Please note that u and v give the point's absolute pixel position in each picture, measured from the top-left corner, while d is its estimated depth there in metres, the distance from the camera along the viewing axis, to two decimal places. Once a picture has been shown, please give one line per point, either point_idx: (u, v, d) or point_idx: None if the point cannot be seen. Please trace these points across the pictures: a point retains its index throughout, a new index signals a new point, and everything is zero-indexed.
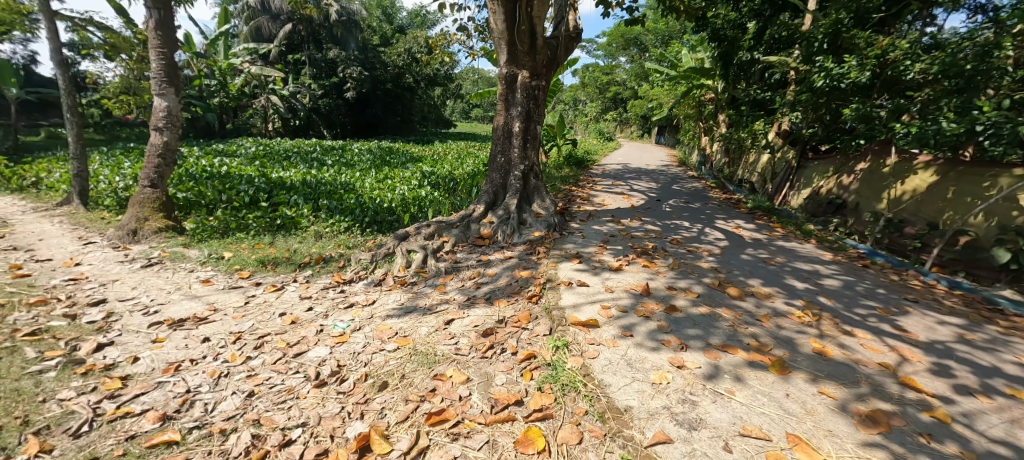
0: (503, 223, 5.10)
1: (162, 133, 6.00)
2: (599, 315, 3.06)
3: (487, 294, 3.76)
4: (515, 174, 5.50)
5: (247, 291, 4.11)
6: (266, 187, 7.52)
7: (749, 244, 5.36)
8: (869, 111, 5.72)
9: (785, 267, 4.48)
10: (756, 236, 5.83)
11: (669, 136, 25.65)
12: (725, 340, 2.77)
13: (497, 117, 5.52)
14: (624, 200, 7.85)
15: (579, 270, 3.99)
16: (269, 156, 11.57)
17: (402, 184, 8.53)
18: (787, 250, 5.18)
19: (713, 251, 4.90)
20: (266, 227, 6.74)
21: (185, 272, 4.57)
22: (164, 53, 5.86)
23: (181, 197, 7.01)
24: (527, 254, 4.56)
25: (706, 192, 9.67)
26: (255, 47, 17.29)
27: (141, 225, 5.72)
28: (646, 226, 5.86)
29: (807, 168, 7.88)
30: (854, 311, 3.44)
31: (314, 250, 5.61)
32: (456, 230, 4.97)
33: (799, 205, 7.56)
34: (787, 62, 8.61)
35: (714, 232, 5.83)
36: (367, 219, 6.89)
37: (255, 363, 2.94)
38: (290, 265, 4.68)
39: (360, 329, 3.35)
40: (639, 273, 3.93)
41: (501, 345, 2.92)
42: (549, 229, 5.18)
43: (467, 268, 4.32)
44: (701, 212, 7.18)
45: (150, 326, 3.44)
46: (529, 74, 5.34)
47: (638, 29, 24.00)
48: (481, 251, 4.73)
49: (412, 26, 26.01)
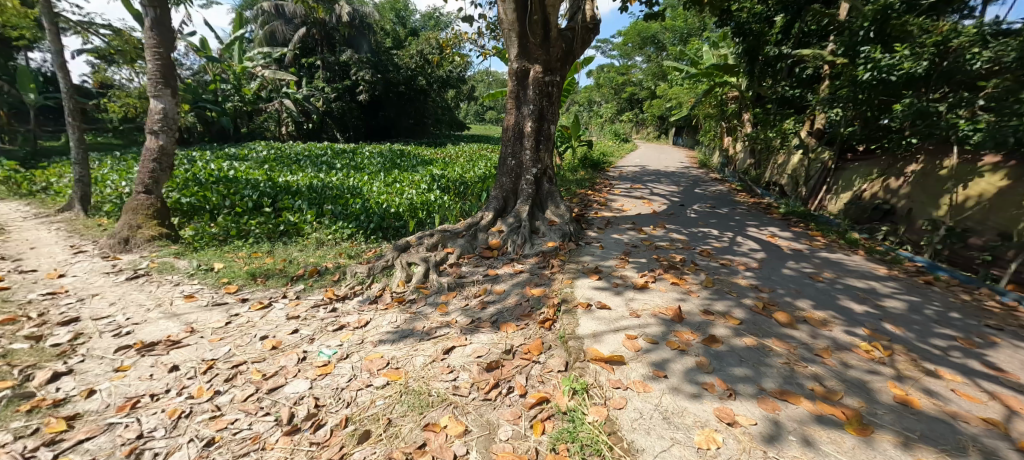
0: (514, 233, 4.64)
1: (158, 136, 5.69)
2: (624, 347, 2.59)
3: (493, 316, 3.31)
4: (526, 178, 5.05)
5: (231, 309, 3.73)
6: (271, 192, 7.21)
7: (790, 256, 4.80)
8: (926, 106, 5.10)
9: (836, 284, 3.95)
10: (796, 246, 5.25)
11: (687, 137, 24.98)
12: (781, 383, 2.30)
13: (507, 116, 5.08)
14: (645, 205, 7.32)
15: (599, 287, 3.51)
16: (279, 159, 11.35)
17: (410, 188, 8.15)
18: (834, 263, 4.61)
19: (750, 264, 4.37)
20: (268, 234, 6.44)
21: (170, 286, 4.22)
22: (160, 53, 5.55)
23: (186, 202, 6.71)
24: (540, 268, 4.11)
25: (732, 196, 9.04)
26: (269, 51, 17.37)
27: (134, 233, 5.40)
28: (671, 234, 5.35)
29: (847, 170, 7.26)
30: (930, 343, 2.93)
31: (312, 261, 5.25)
32: (462, 240, 4.53)
33: (839, 210, 6.93)
34: (823, 56, 7.99)
35: (747, 241, 5.28)
36: (372, 225, 6.54)
37: (223, 401, 2.55)
38: (282, 278, 4.31)
39: (347, 357, 2.93)
40: (668, 293, 3.44)
41: (507, 383, 2.49)
42: (564, 239, 4.70)
43: (473, 284, 3.88)
44: (731, 219, 6.62)
45: (117, 352, 3.05)
46: (542, 68, 4.88)
47: (655, 27, 23.44)
48: (489, 264, 4.28)
49: (426, 28, 25.86)
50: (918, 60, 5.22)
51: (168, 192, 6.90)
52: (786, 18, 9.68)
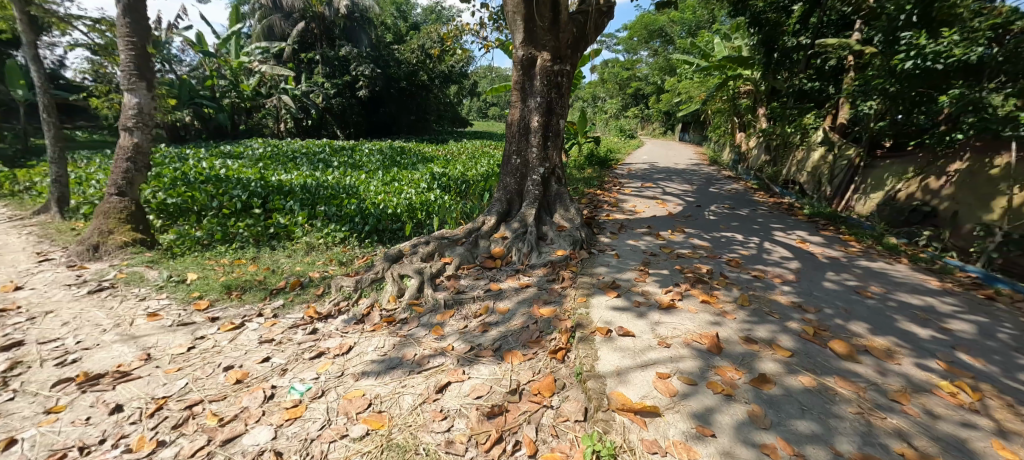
0: (519, 240, 4.17)
1: (133, 133, 5.22)
2: (657, 391, 2.14)
3: (496, 342, 2.84)
4: (532, 179, 4.58)
5: (197, 331, 3.27)
6: (262, 191, 6.76)
7: (827, 265, 4.31)
8: (977, 97, 4.63)
9: (888, 301, 3.47)
10: (831, 254, 4.75)
11: (693, 133, 24.33)
12: (859, 444, 1.87)
13: (512, 110, 4.59)
14: (659, 206, 6.82)
15: (619, 307, 3.03)
16: (275, 157, 10.92)
17: (409, 187, 7.69)
18: (878, 275, 4.12)
19: (786, 275, 3.89)
20: (256, 237, 6.01)
21: (135, 301, 3.76)
22: (133, 42, 5.07)
23: (171, 203, 6.25)
24: (549, 281, 3.63)
25: (750, 196, 8.51)
26: (267, 46, 17.05)
27: (104, 239, 4.93)
28: (692, 240, 4.86)
29: (878, 168, 6.74)
30: (1021, 380, 2.45)
31: (299, 269, 4.80)
32: (461, 248, 4.06)
33: (870, 211, 6.43)
34: (850, 45, 7.45)
35: (776, 247, 4.79)
36: (367, 228, 6.10)
37: (166, 457, 2.12)
38: (260, 292, 3.86)
39: (322, 395, 2.47)
40: (699, 314, 2.96)
41: (513, 436, 2.05)
42: (576, 247, 4.22)
43: (473, 301, 3.40)
44: (753, 221, 6.13)
45: (54, 386, 2.61)
46: (551, 55, 4.39)
47: (662, 20, 22.78)
48: (491, 275, 3.80)
49: (428, 22, 25.28)
50: (973, 45, 4.72)
51: (151, 193, 6.46)
52: (804, 7, 9.21)
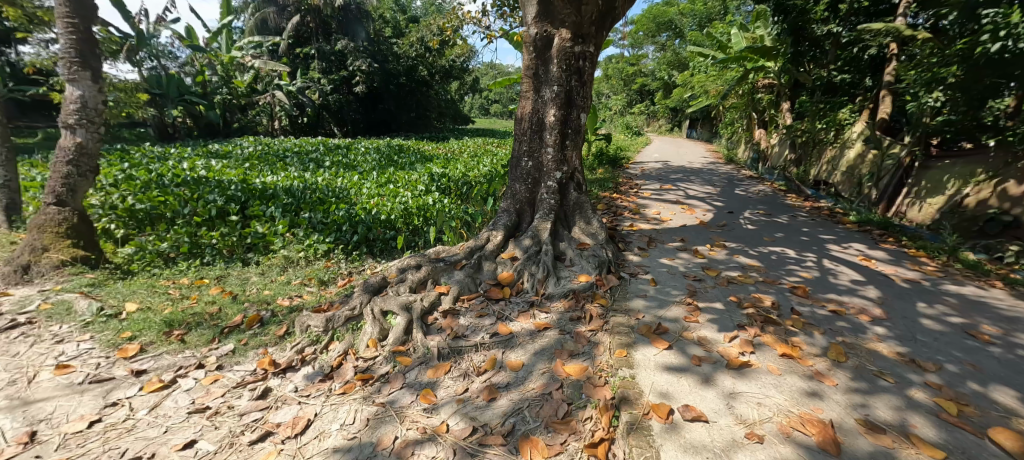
0: (533, 262, 3.36)
1: (75, 131, 4.35)
2: None
3: (508, 420, 2.07)
4: (547, 186, 3.79)
5: (112, 392, 2.48)
6: (241, 195, 5.79)
7: (912, 293, 3.53)
8: None
9: (1018, 349, 2.69)
10: (907, 276, 3.96)
11: (700, 130, 23.47)
12: None
13: (522, 102, 3.79)
14: (687, 212, 5.99)
15: (675, 366, 2.25)
16: (263, 157, 10.10)
17: (406, 190, 6.87)
18: (979, 306, 3.35)
19: (871, 309, 3.11)
20: (230, 249, 5.22)
21: (48, 345, 2.95)
22: (74, 24, 4.20)
23: (140, 208, 5.26)
24: (573, 320, 2.82)
25: (782, 199, 7.66)
26: (260, 40, 16.01)
27: (37, 259, 4.15)
28: (738, 258, 4.06)
29: (936, 169, 5.96)
30: None
31: (268, 294, 4.00)
32: (460, 273, 3.25)
33: (931, 220, 5.63)
34: (898, 30, 6.58)
35: (840, 267, 4.00)
36: (355, 239, 5.32)
37: None
38: (208, 331, 3.04)
39: None
40: (785, 378, 2.18)
41: None
42: (602, 270, 3.40)
43: (477, 350, 2.60)
44: (799, 232, 5.32)
45: None
46: (571, 33, 3.58)
47: (672, 12, 21.93)
48: (499, 309, 2.99)
49: (427, 15, 24.31)
50: None
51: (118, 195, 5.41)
52: None
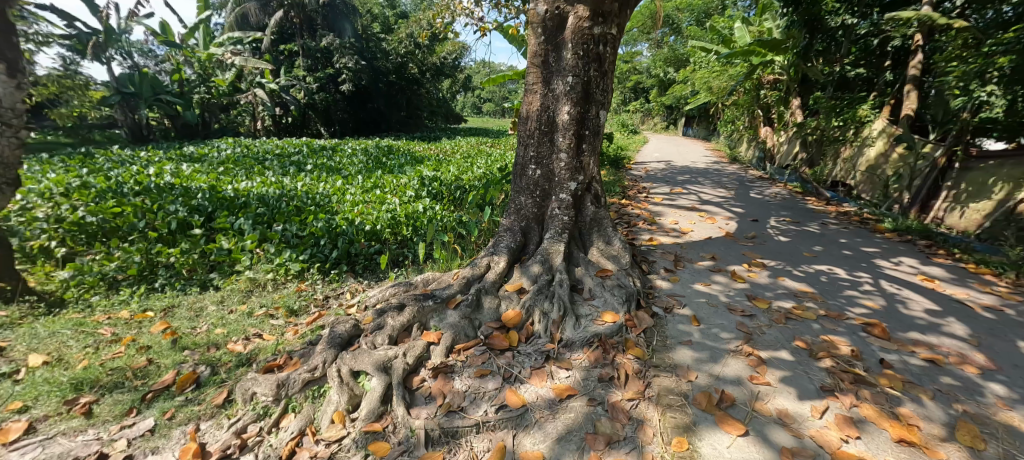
0: (546, 297, 2.67)
1: None
2: None
3: None
4: (560, 198, 3.12)
5: None
6: (207, 205, 4.77)
7: (1003, 326, 2.91)
8: None
9: None
10: (983, 302, 3.35)
11: (698, 127, 22.91)
12: None
13: (529, 97, 3.11)
14: (707, 221, 5.34)
15: None
16: (241, 160, 9.31)
17: (393, 196, 6.12)
18: None
19: (973, 355, 2.49)
20: (190, 268, 4.33)
21: None
22: None
23: (91, 222, 4.25)
24: (602, 381, 2.15)
25: (803, 203, 7.04)
26: (240, 36, 15.11)
27: None
28: (785, 281, 3.41)
29: (980, 170, 5.36)
30: None
31: (222, 331, 3.28)
32: (454, 315, 2.55)
33: (981, 228, 5.03)
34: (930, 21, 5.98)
35: (904, 292, 3.38)
36: (334, 255, 4.46)
37: None
38: (123, 398, 2.32)
39: None
40: None
41: None
42: (633, 304, 2.72)
43: (479, 431, 1.95)
44: (837, 243, 4.71)
45: None
46: (589, 10, 2.90)
47: (670, 7, 21.29)
48: (504, 364, 2.30)
49: (417, 10, 23.41)
50: None
51: (68, 205, 4.36)
52: None
